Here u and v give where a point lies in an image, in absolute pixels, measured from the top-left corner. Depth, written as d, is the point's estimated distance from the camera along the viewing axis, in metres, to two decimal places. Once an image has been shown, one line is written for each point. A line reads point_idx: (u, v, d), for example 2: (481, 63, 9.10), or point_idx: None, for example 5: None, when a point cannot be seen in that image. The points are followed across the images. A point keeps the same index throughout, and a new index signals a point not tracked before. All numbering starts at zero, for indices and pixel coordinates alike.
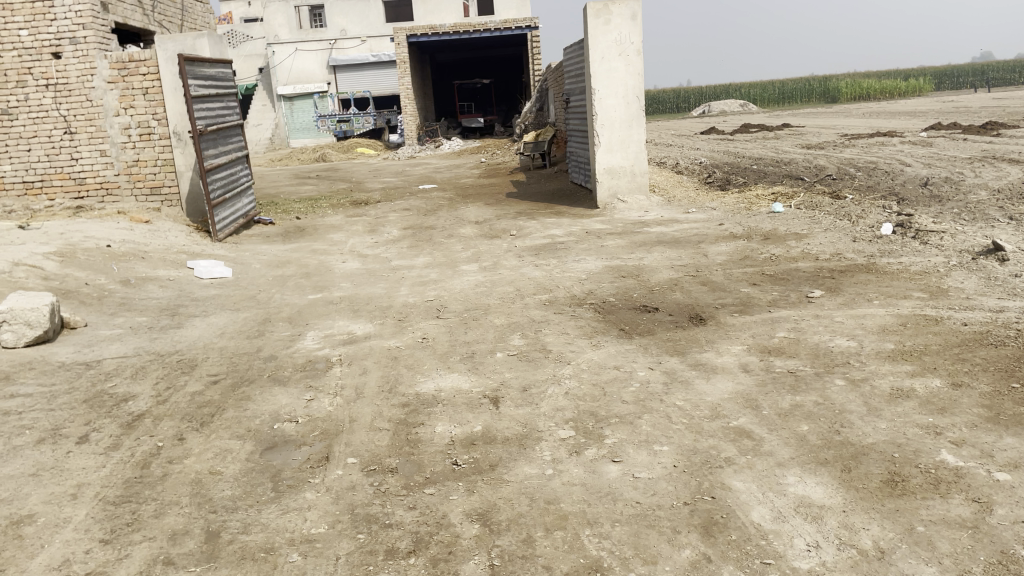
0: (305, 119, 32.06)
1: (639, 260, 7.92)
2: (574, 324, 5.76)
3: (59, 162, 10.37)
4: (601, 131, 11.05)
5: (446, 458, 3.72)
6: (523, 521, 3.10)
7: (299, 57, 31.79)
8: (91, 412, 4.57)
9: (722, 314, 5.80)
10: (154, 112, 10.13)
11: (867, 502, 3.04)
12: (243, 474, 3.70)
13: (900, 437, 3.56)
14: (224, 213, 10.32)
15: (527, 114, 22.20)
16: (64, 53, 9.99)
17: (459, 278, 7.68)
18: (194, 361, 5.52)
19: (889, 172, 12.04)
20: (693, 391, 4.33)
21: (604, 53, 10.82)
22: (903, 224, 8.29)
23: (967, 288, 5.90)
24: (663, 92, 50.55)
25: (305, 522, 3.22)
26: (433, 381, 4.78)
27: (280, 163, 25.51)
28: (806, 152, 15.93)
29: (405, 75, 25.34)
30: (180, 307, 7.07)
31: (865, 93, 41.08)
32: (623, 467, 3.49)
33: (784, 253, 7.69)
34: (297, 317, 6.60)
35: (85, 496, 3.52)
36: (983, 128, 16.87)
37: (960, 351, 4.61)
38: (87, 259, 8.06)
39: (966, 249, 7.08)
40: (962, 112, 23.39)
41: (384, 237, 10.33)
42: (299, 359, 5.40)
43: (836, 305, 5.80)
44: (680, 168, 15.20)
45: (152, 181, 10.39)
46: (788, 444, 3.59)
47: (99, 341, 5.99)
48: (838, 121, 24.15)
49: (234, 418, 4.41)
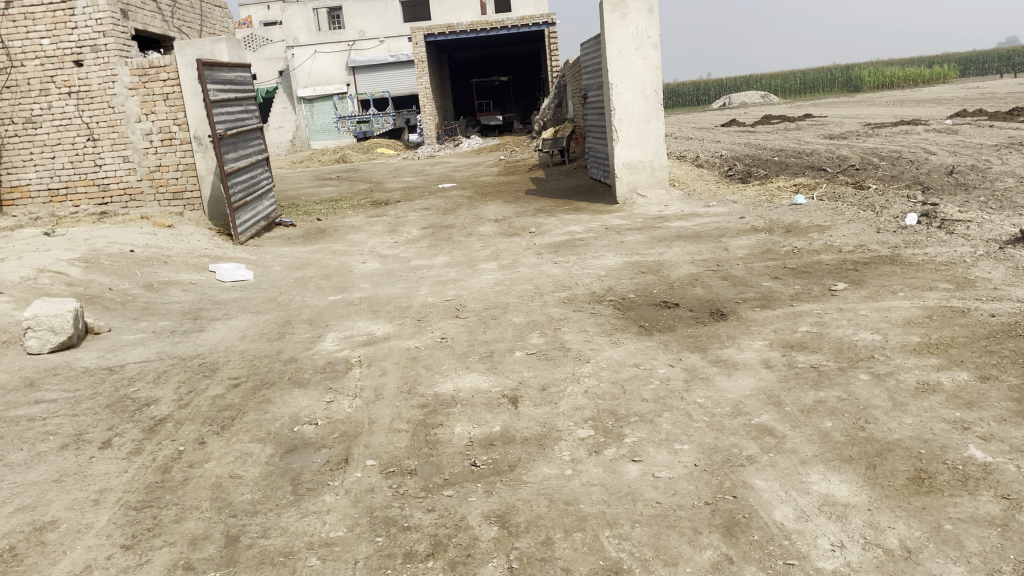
0: (326, 121, 32.22)
1: (659, 255, 7.86)
2: (594, 322, 5.72)
3: (83, 169, 10.49)
4: (620, 126, 10.98)
5: (465, 459, 3.71)
6: (542, 523, 3.07)
7: (318, 58, 31.88)
8: (114, 416, 4.61)
9: (744, 309, 5.73)
10: (174, 118, 10.23)
11: (893, 499, 2.98)
12: (263, 478, 3.71)
13: (926, 432, 3.48)
14: (245, 216, 10.39)
15: (545, 111, 22.13)
16: (86, 61, 10.10)
17: (478, 276, 7.67)
18: (216, 364, 5.55)
19: (914, 161, 11.86)
20: (714, 387, 4.28)
21: (621, 47, 10.73)
22: (928, 213, 8.16)
23: (995, 278, 5.79)
24: (683, 86, 50.22)
25: (324, 525, 3.22)
26: (452, 381, 4.76)
27: (300, 164, 25.66)
28: (828, 142, 15.74)
29: (423, 74, 25.39)
30: (202, 311, 7.12)
31: (889, 81, 40.51)
32: (643, 466, 3.45)
33: (806, 246, 7.59)
34: (317, 318, 6.61)
35: (107, 502, 3.54)
36: (1009, 114, 16.57)
37: (988, 343, 4.52)
38: (110, 265, 8.14)
39: (993, 238, 6.95)
40: (987, 98, 22.98)
41: (404, 236, 10.34)
42: (319, 361, 5.41)
43: (860, 297, 5.72)
44: (700, 161, 15.07)
45: (174, 185, 10.48)
46: (811, 441, 3.53)
47: (122, 345, 6.05)
48: (860, 111, 23.82)
49: (254, 421, 4.42)
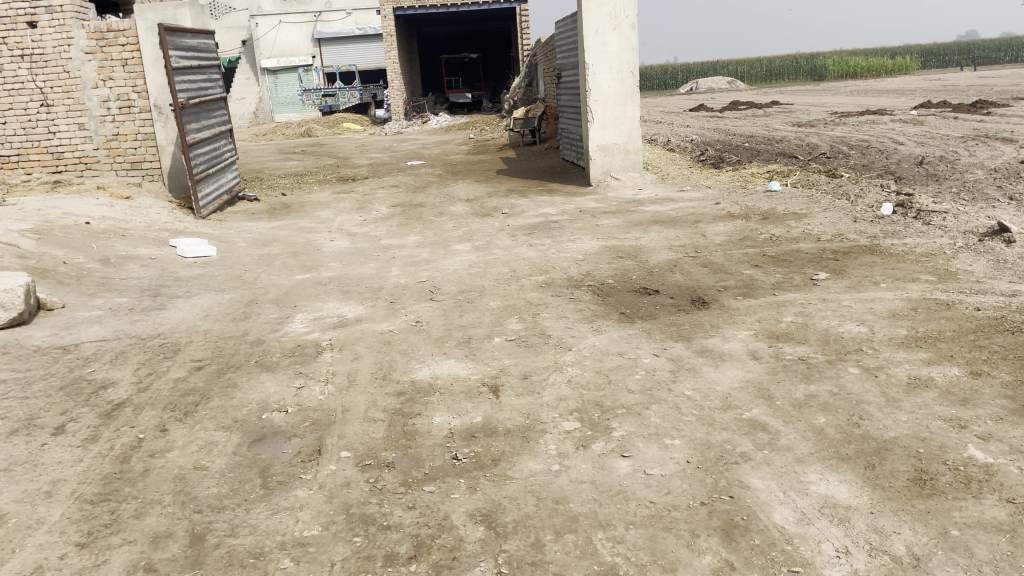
0: (290, 93, 31.54)
1: (636, 240, 7.72)
2: (573, 307, 5.57)
3: (36, 135, 10.02)
4: (595, 107, 10.79)
5: (445, 452, 3.53)
6: (531, 523, 2.91)
7: (283, 29, 30.99)
8: (68, 400, 4.33)
9: (726, 298, 5.61)
10: (133, 84, 9.78)
11: (896, 502, 2.88)
12: (230, 470, 3.49)
13: (923, 430, 3.39)
14: (207, 189, 10.01)
15: (515, 90, 21.84)
16: (40, 23, 9.60)
17: (451, 258, 7.44)
18: (177, 345, 5.28)
19: (884, 150, 11.89)
20: (702, 379, 4.14)
21: (598, 26, 10.50)
22: (904, 203, 8.12)
23: (976, 271, 5.75)
24: (651, 70, 50.11)
25: (297, 524, 3.01)
26: (429, 368, 4.57)
27: (263, 137, 25.05)
28: (797, 129, 15.75)
29: (391, 49, 24.91)
30: (163, 287, 6.81)
31: (852, 70, 40.82)
32: (634, 462, 3.31)
33: (785, 234, 7.50)
34: (284, 298, 6.35)
35: (60, 494, 3.30)
36: (973, 106, 16.74)
37: (975, 338, 4.45)
38: (64, 237, 7.76)
39: (971, 230, 6.92)
40: (950, 90, 23.27)
41: (373, 214, 10.07)
42: (288, 344, 5.18)
43: (843, 288, 5.64)
44: (671, 145, 14.94)
45: (132, 155, 10.04)
46: (806, 438, 3.41)
47: (78, 323, 5.74)
48: (826, 99, 23.92)
49: (219, 408, 4.19)
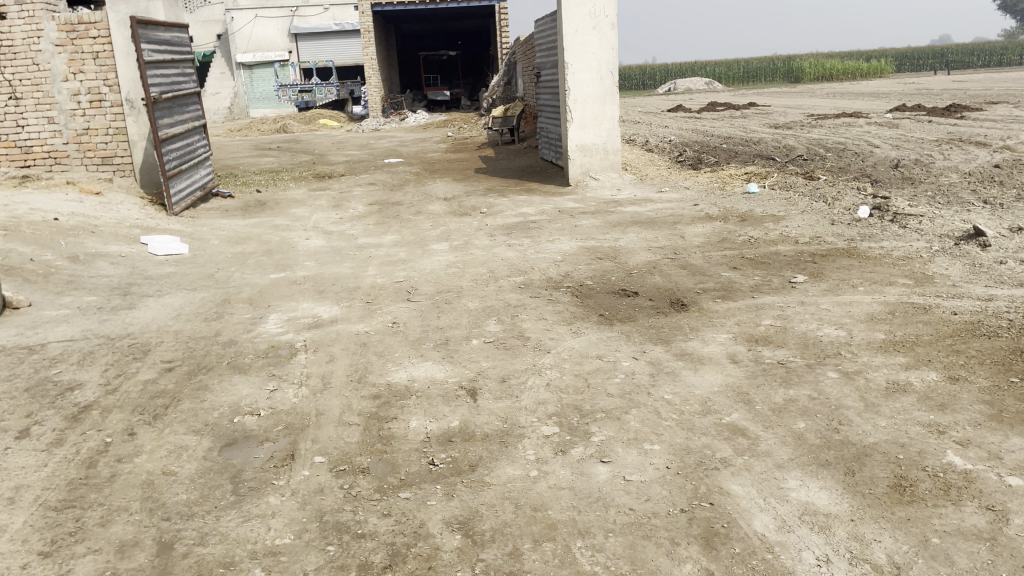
0: (267, 89, 31.17)
1: (615, 241, 7.68)
2: (552, 309, 5.52)
3: (4, 129, 9.81)
4: (574, 107, 10.76)
5: (422, 457, 3.46)
6: (509, 531, 2.86)
7: (259, 24, 30.57)
8: (32, 402, 4.20)
9: (705, 300, 5.59)
10: (105, 78, 9.60)
11: (877, 509, 2.86)
12: (200, 475, 3.40)
13: (902, 436, 3.38)
14: (180, 185, 9.84)
15: (493, 89, 21.78)
16: (9, 14, 9.44)
17: (429, 257, 7.37)
18: (147, 345, 5.16)
19: (860, 153, 11.98)
20: (681, 383, 4.11)
21: (578, 25, 10.47)
22: (880, 206, 8.17)
23: (953, 275, 5.78)
24: (630, 70, 50.28)
25: (268, 532, 2.94)
26: (405, 371, 4.50)
27: (238, 133, 24.76)
28: (774, 131, 15.85)
29: (370, 45, 24.75)
30: (133, 286, 6.67)
31: (828, 74, 41.24)
32: (613, 468, 3.26)
33: (763, 236, 7.51)
34: (258, 298, 6.24)
35: (23, 501, 3.18)
36: (947, 110, 16.94)
37: (953, 342, 4.47)
38: (32, 233, 7.60)
39: (947, 234, 6.97)
40: (923, 93, 23.60)
41: (350, 213, 9.96)
42: (261, 345, 5.09)
43: (821, 290, 5.65)
44: (650, 146, 14.94)
45: (103, 150, 9.85)
46: (786, 443, 3.39)
47: (44, 322, 5.60)
48: (802, 101, 24.10)
49: (190, 411, 4.09)
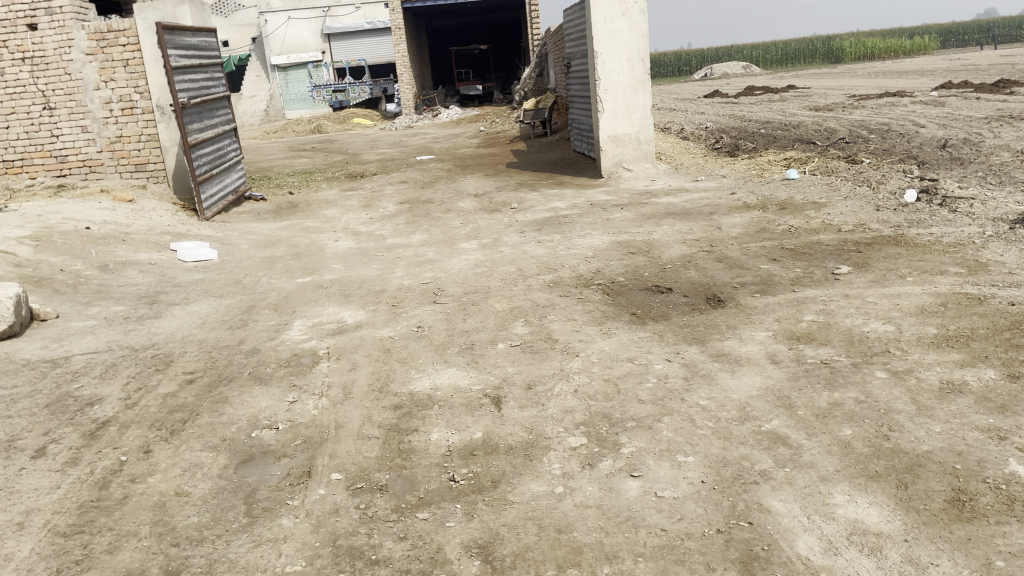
0: (302, 90, 31.35)
1: (648, 234, 7.45)
2: (582, 309, 5.31)
3: (39, 139, 9.86)
4: (605, 96, 10.49)
5: (442, 474, 3.29)
6: (531, 556, 2.68)
7: (292, 25, 30.71)
8: (51, 419, 4.13)
9: (742, 295, 5.33)
10: (136, 85, 9.60)
11: (933, 528, 2.62)
12: (213, 496, 3.28)
13: (958, 443, 3.11)
14: (212, 190, 9.83)
15: (525, 82, 21.54)
16: (40, 25, 9.45)
17: (458, 257, 7.21)
18: (170, 356, 5.08)
19: (904, 134, 11.50)
20: (718, 387, 3.88)
21: (607, 13, 10.19)
22: (928, 190, 7.78)
23: (1009, 262, 5.43)
24: (664, 57, 49.54)
25: (279, 558, 2.80)
26: (429, 378, 4.34)
27: (273, 135, 24.89)
28: (814, 114, 15.35)
29: (400, 43, 24.65)
30: (160, 294, 6.61)
31: (870, 53, 40.11)
32: (644, 483, 3.05)
33: (804, 225, 7.19)
34: (284, 303, 6.13)
35: (32, 526, 3.09)
36: (996, 85, 16.24)
37: (1010, 337, 4.16)
38: (63, 242, 7.63)
39: (1000, 217, 6.60)
40: (971, 69, 22.76)
41: (380, 212, 9.85)
42: (284, 353, 4.97)
43: (866, 282, 5.34)
44: (685, 133, 14.58)
45: (136, 157, 9.88)
46: (830, 453, 3.14)
47: (70, 334, 5.55)
48: (844, 82, 23.40)
49: (208, 425, 3.98)
